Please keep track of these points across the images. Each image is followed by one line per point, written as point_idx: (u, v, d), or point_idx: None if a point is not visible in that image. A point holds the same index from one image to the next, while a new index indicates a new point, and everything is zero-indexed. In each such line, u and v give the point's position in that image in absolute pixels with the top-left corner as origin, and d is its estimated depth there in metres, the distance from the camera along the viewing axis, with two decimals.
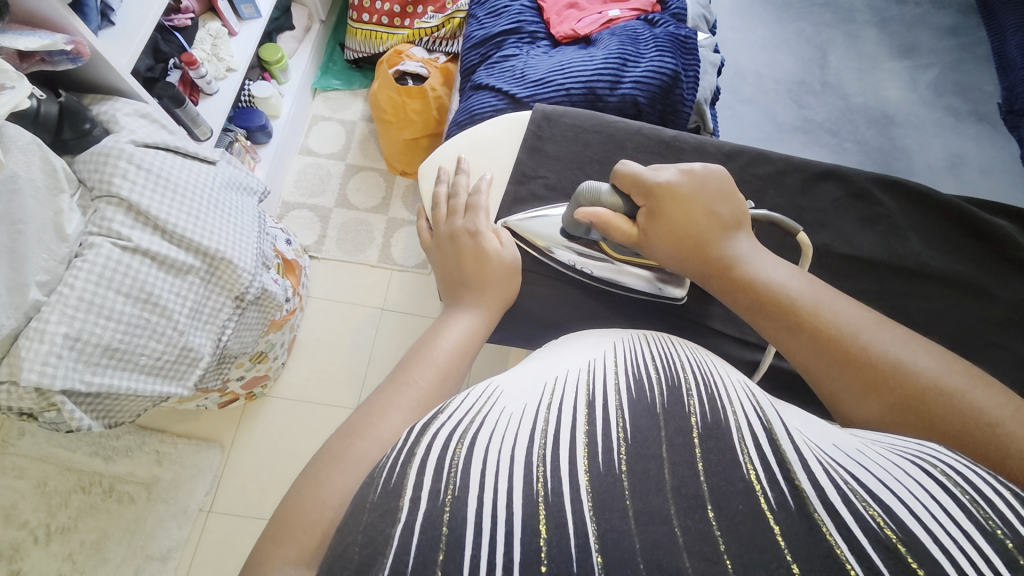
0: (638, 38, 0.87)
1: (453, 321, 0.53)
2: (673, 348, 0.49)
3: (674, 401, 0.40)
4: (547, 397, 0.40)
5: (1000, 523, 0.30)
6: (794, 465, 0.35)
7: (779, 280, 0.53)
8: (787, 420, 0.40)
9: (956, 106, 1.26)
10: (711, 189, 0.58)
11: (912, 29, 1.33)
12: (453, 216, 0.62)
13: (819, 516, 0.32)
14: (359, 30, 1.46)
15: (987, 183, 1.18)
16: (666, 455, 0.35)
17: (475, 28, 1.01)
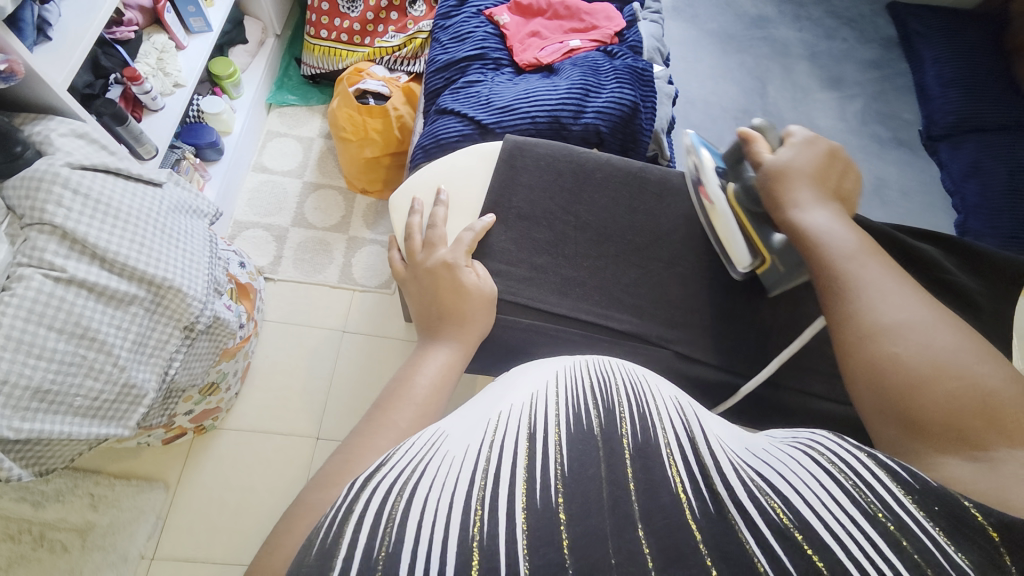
0: (599, 69, 0.90)
1: (429, 355, 0.52)
2: (608, 370, 0.49)
3: (609, 424, 0.40)
4: (490, 434, 0.38)
5: (882, 508, 0.33)
6: (710, 469, 0.36)
7: (821, 222, 0.54)
8: (710, 431, 0.42)
9: (879, 133, 1.38)
10: (843, 164, 0.60)
11: (839, 63, 1.45)
12: (432, 247, 0.62)
13: (731, 517, 0.33)
14: (316, 45, 1.43)
15: (907, 205, 1.30)
16: (604, 478, 0.35)
17: (439, 52, 1.02)
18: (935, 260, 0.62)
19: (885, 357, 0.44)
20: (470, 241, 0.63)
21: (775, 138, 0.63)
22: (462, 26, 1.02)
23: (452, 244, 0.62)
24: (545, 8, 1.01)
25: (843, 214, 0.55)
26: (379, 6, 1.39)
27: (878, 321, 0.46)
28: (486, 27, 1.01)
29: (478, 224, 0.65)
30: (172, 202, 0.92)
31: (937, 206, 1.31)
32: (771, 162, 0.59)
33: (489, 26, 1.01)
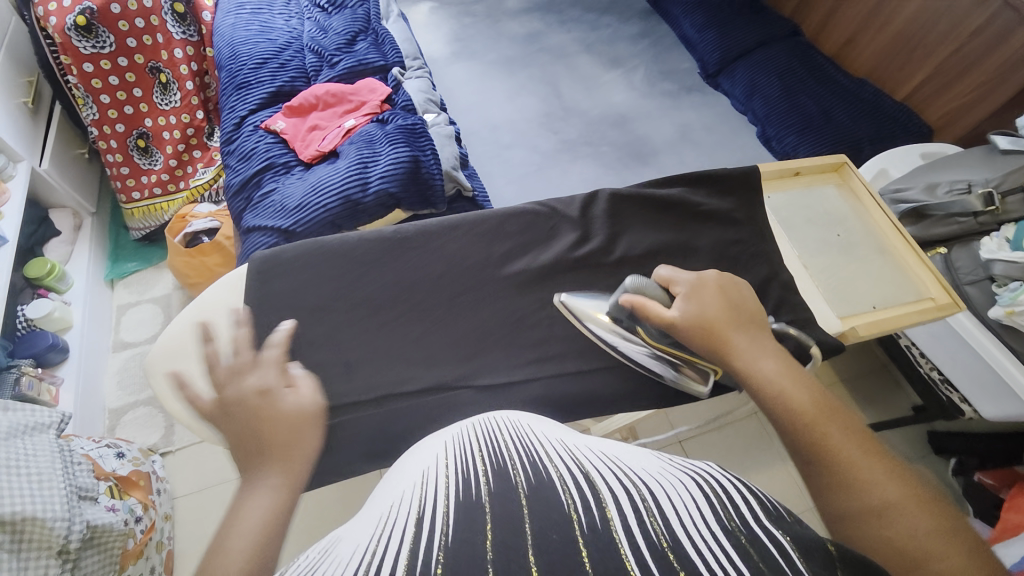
0: (374, 139, 0.94)
1: (250, 500, 0.40)
2: (499, 429, 0.48)
3: (502, 480, 0.39)
4: (380, 527, 0.35)
5: (742, 523, 0.33)
6: (605, 496, 0.36)
7: (771, 375, 0.46)
8: (603, 463, 0.42)
9: (668, 89, 1.54)
10: (738, 286, 0.55)
11: (612, 45, 1.62)
12: (237, 372, 0.48)
13: (613, 529, 0.33)
14: (134, 208, 1.37)
15: (714, 137, 1.44)
16: (489, 533, 0.33)
17: (233, 176, 1.03)
18: (684, 197, 0.70)
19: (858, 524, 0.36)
20: (277, 359, 0.50)
21: (655, 292, 0.54)
22: (245, 145, 1.04)
23: (255, 365, 0.49)
24: (314, 102, 1.05)
25: (782, 356, 0.49)
26: (178, 150, 1.33)
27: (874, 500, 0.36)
28: (266, 139, 1.03)
29: (275, 336, 0.52)
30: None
31: (739, 129, 1.46)
32: (682, 319, 0.51)
33: (269, 137, 1.04)
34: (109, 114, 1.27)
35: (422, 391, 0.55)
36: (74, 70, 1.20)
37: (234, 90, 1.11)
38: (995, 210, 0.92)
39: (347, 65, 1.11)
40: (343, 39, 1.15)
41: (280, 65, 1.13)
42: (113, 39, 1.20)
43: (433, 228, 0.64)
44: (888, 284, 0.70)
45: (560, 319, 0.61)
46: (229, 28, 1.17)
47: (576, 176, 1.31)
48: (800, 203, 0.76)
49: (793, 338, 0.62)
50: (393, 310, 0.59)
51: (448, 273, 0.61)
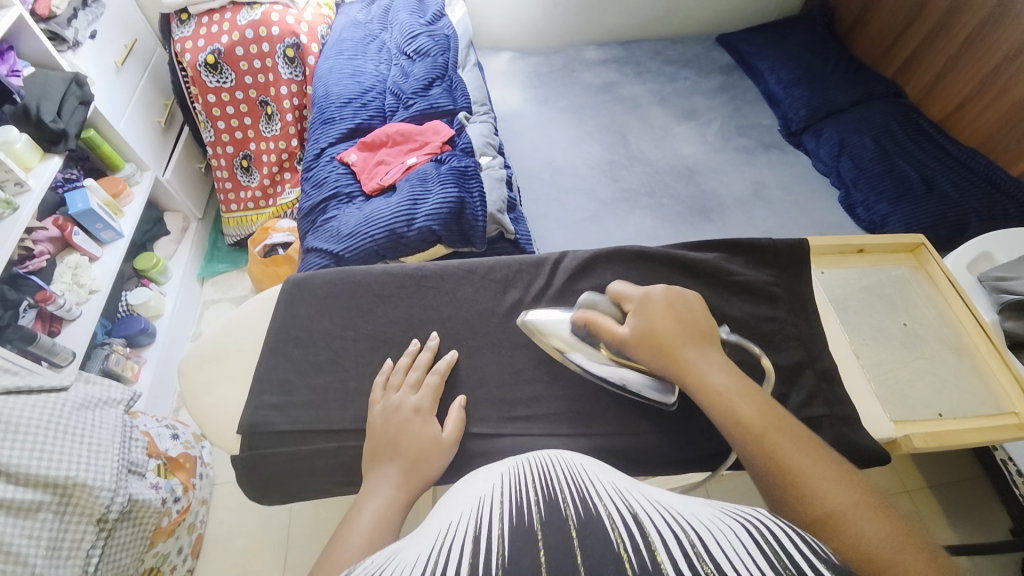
0: (427, 177, 1.00)
1: (369, 496, 0.49)
2: (551, 467, 0.48)
3: (554, 509, 0.38)
4: (439, 541, 0.36)
5: (797, 572, 0.31)
6: (654, 537, 0.34)
7: (722, 389, 0.50)
8: (651, 506, 0.40)
9: (743, 144, 1.48)
10: (688, 300, 0.56)
11: (688, 98, 1.60)
12: (387, 389, 0.56)
13: (665, 567, 0.31)
14: (232, 218, 1.57)
15: (789, 197, 1.35)
16: (545, 559, 0.32)
17: (306, 200, 1.14)
18: (720, 265, 0.66)
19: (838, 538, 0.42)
20: (436, 383, 0.56)
21: (604, 305, 0.58)
22: (320, 173, 1.15)
23: (413, 384, 0.56)
24: (385, 139, 1.15)
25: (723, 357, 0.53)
26: (271, 171, 1.50)
27: (825, 507, 0.44)
28: (338, 170, 1.13)
29: (441, 362, 0.58)
30: (71, 399, 0.95)
31: (819, 191, 1.36)
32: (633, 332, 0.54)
33: (340, 168, 1.14)
34: (223, 137, 1.47)
35: None
36: (200, 99, 1.42)
37: (320, 125, 1.24)
38: None
39: (420, 107, 1.20)
40: (421, 83, 1.25)
41: (362, 104, 1.25)
42: (233, 76, 1.39)
43: (452, 271, 0.66)
44: (957, 390, 0.60)
45: (560, 376, 0.61)
46: (326, 71, 1.32)
47: (630, 226, 1.29)
48: (859, 282, 0.68)
49: (823, 436, 0.55)
50: (394, 348, 0.60)
51: (456, 315, 0.63)
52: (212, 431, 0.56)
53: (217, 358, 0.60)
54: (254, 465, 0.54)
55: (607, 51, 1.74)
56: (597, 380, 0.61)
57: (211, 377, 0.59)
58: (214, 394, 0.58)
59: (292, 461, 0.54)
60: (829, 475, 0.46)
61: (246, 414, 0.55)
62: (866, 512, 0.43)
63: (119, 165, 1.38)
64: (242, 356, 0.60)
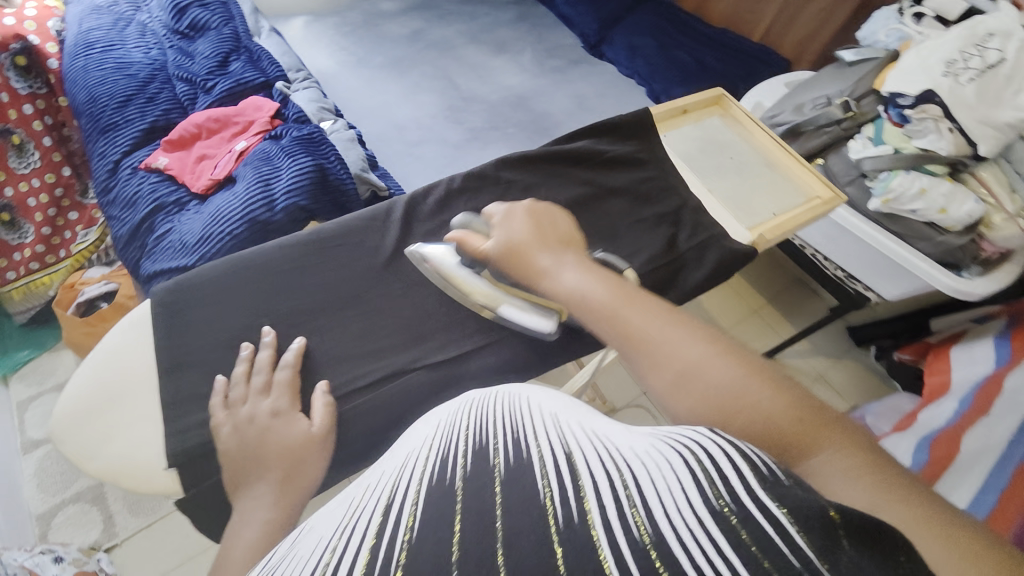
0: (270, 156, 0.89)
1: (248, 512, 0.42)
2: (492, 403, 0.41)
3: (480, 460, 0.33)
4: (348, 517, 0.31)
5: (733, 506, 0.27)
6: (584, 480, 0.30)
7: (569, 281, 0.48)
8: (590, 435, 0.36)
9: (557, 64, 1.60)
10: (552, 213, 0.56)
11: (496, 32, 1.65)
12: (231, 407, 0.48)
13: (594, 524, 0.27)
14: (13, 290, 1.19)
15: (609, 101, 1.51)
16: (456, 523, 0.27)
17: (119, 226, 0.93)
18: (591, 147, 0.73)
19: (712, 402, 0.38)
20: (288, 377, 0.50)
21: (482, 225, 0.57)
22: (125, 190, 0.94)
23: (262, 389, 0.49)
24: (197, 131, 0.98)
25: (586, 264, 0.50)
26: (49, 215, 1.18)
27: (685, 358, 0.40)
28: (149, 179, 0.94)
29: (287, 354, 0.52)
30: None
31: (631, 90, 1.54)
32: (493, 248, 0.53)
33: (152, 177, 0.94)
34: None
35: (373, 385, 0.54)
36: None
37: (98, 135, 1.00)
38: (854, 115, 1.04)
39: (225, 87, 1.04)
40: (215, 62, 1.08)
41: (148, 99, 1.04)
42: None
43: (351, 225, 0.61)
44: (781, 192, 0.77)
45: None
46: (78, 72, 1.05)
47: (488, 161, 1.32)
48: (690, 136, 0.82)
49: (713, 253, 0.66)
50: (328, 315, 0.56)
51: (376, 262, 0.60)
52: (137, 479, 0.47)
53: (100, 400, 0.49)
54: (196, 504, 0.47)
55: (403, 1, 1.69)
56: None
57: (105, 421, 0.48)
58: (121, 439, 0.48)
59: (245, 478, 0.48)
60: (721, 361, 0.40)
61: (170, 446, 0.48)
62: (727, 359, 0.40)
63: None
64: (123, 394, 0.50)
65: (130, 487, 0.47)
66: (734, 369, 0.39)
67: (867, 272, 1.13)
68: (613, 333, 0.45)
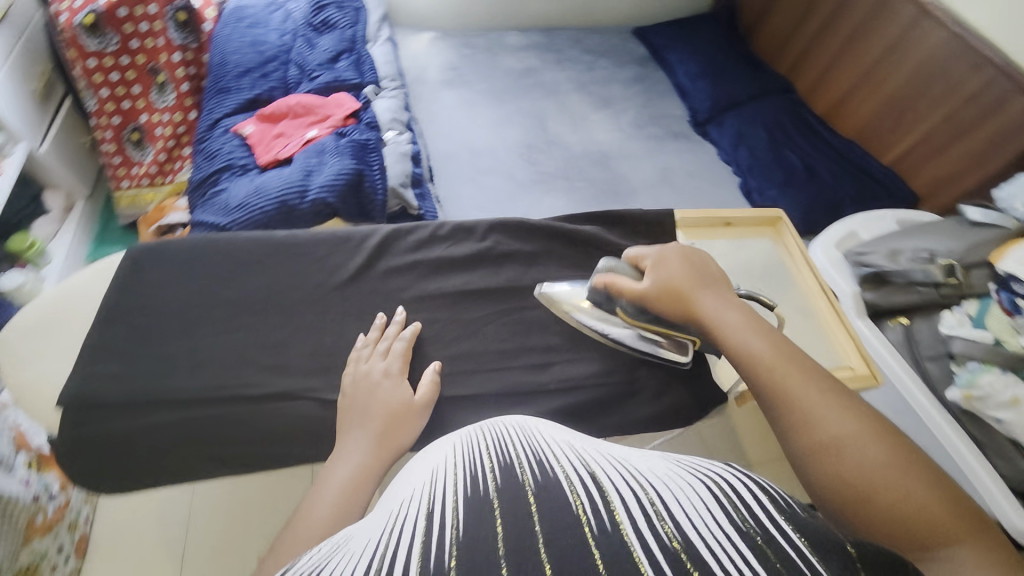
0: (325, 150, 0.96)
1: (343, 457, 0.49)
2: (504, 429, 0.45)
3: (508, 477, 0.35)
4: (391, 521, 0.33)
5: (757, 527, 0.31)
6: (613, 497, 0.33)
7: (736, 324, 0.54)
8: (613, 460, 0.39)
9: (655, 132, 1.54)
10: (703, 256, 0.60)
11: (605, 87, 1.64)
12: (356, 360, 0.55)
13: (627, 535, 0.30)
14: (122, 196, 1.40)
15: (695, 183, 1.42)
16: (499, 526, 0.30)
17: (196, 172, 1.06)
18: (594, 235, 0.69)
19: (843, 473, 0.45)
20: (403, 349, 0.56)
21: (626, 267, 0.61)
22: (212, 145, 1.07)
23: (383, 352, 0.56)
24: (285, 112, 1.08)
25: (746, 309, 0.56)
26: (167, 146, 1.37)
27: (826, 434, 0.47)
28: (232, 141, 1.06)
29: (406, 330, 0.58)
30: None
31: (723, 177, 1.44)
32: (653, 287, 0.57)
33: (235, 140, 1.06)
34: (107, 106, 1.31)
35: (261, 400, 0.53)
36: (78, 64, 1.24)
37: (214, 95, 1.15)
38: (958, 284, 0.88)
39: (325, 80, 1.15)
40: (327, 56, 1.20)
41: (262, 74, 1.18)
42: (117, 39, 1.24)
43: (323, 239, 0.64)
44: (801, 348, 0.69)
45: (426, 341, 0.60)
46: (223, 39, 1.20)
47: (545, 207, 1.30)
48: (721, 254, 0.75)
49: (677, 394, 0.63)
50: (273, 314, 0.58)
51: (329, 281, 0.61)
52: (39, 402, 0.51)
53: (39, 327, 0.55)
54: (74, 442, 0.50)
55: (528, 38, 1.75)
56: (469, 344, 0.61)
57: (41, 343, 0.55)
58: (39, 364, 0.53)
59: (125, 434, 0.51)
60: (860, 432, 0.46)
61: (72, 384, 0.51)
62: (865, 432, 0.46)
63: None
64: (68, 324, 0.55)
65: (24, 409, 0.52)
66: (878, 443, 0.46)
67: None
68: (770, 393, 0.51)
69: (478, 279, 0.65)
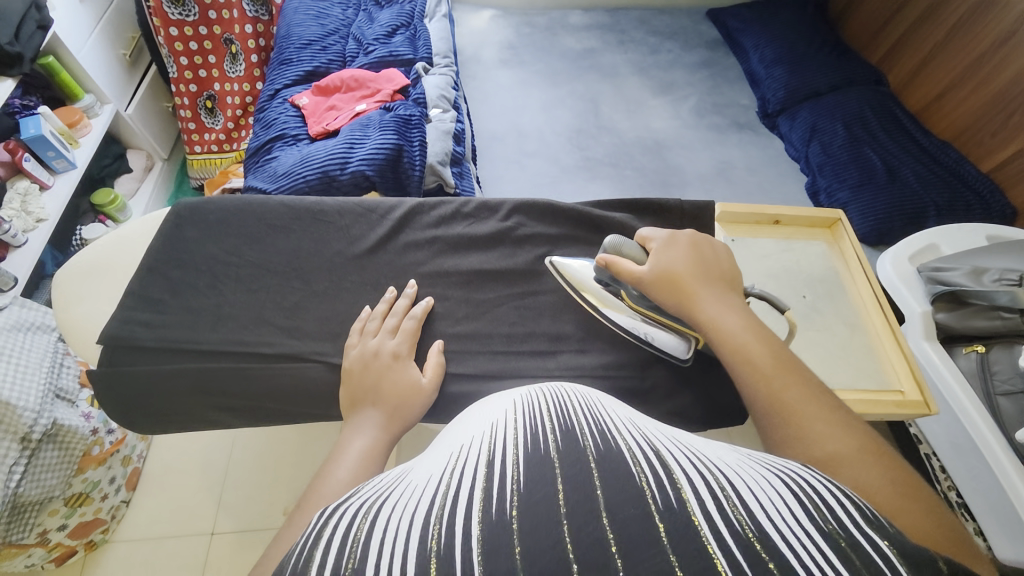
0: (370, 123, 0.98)
1: (351, 436, 0.47)
2: (565, 394, 0.43)
3: (569, 441, 0.34)
4: (452, 463, 0.34)
5: (838, 525, 0.28)
6: (679, 476, 0.31)
7: (735, 329, 0.49)
8: (680, 440, 0.36)
9: (718, 122, 1.44)
10: (712, 246, 0.57)
11: (668, 71, 1.55)
12: (364, 334, 0.56)
13: (695, 514, 0.28)
14: (195, 160, 1.50)
15: (756, 179, 1.32)
16: (560, 486, 0.30)
17: (254, 140, 1.11)
18: (624, 223, 0.66)
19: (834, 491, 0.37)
20: (412, 328, 0.56)
21: (636, 250, 0.58)
22: (270, 114, 1.12)
23: (391, 330, 0.56)
24: (339, 85, 1.11)
25: (748, 311, 0.51)
26: (235, 114, 1.46)
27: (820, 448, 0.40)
28: (288, 112, 1.11)
29: (417, 307, 0.58)
30: (15, 302, 0.98)
31: (788, 176, 1.33)
32: (654, 272, 0.54)
33: (291, 111, 1.11)
34: (185, 74, 1.41)
35: (274, 358, 0.56)
36: (161, 32, 1.34)
37: (277, 66, 1.20)
38: None
39: (379, 54, 1.17)
40: (384, 30, 1.22)
41: (322, 47, 1.21)
42: (197, 9, 1.33)
43: (351, 208, 0.65)
44: (846, 365, 0.63)
45: (436, 318, 0.60)
46: (290, 12, 1.25)
47: (589, 195, 1.26)
48: (767, 255, 0.69)
49: (691, 394, 0.60)
50: (290, 280, 0.60)
51: (349, 251, 0.62)
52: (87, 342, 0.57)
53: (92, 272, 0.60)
54: (109, 380, 0.54)
55: (591, 17, 1.68)
56: (477, 324, 0.61)
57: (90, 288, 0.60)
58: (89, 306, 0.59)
59: (151, 377, 0.54)
60: (860, 457, 0.39)
61: (111, 326, 0.55)
62: (867, 457, 0.39)
63: (78, 94, 1.32)
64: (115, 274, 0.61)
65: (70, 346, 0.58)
66: (880, 472, 0.38)
67: None
68: (768, 406, 0.45)
69: (494, 261, 0.64)
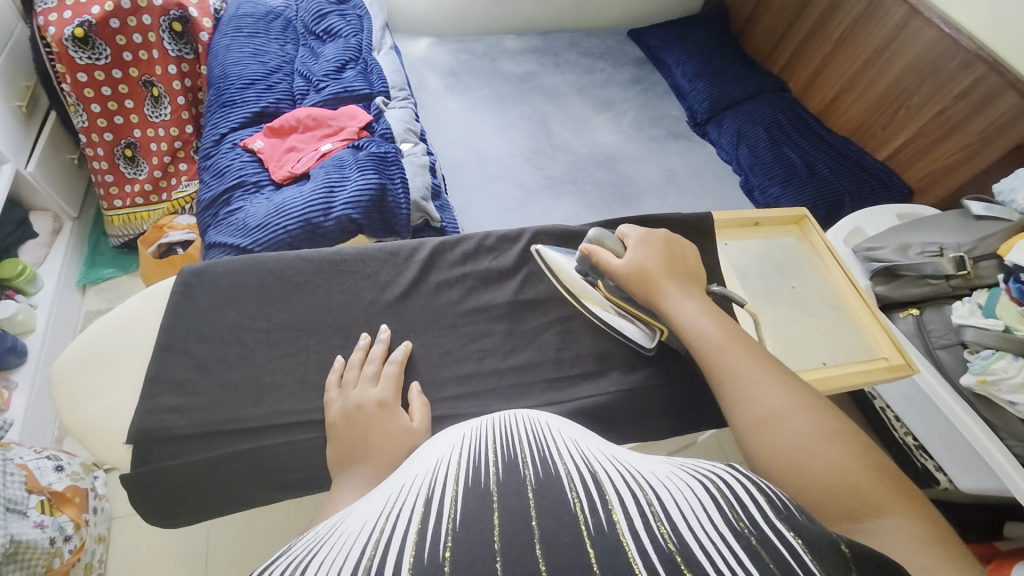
0: (344, 164, 0.94)
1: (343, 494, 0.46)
2: (512, 423, 0.45)
3: (511, 473, 0.35)
4: (389, 506, 0.34)
5: (752, 525, 0.30)
6: (612, 500, 0.32)
7: (693, 315, 0.57)
8: (610, 462, 0.38)
9: (656, 133, 1.56)
10: (684, 246, 0.64)
11: (605, 89, 1.65)
12: (344, 387, 0.58)
13: (623, 532, 0.29)
14: (115, 216, 1.34)
15: (698, 183, 1.45)
16: (495, 522, 0.30)
17: (205, 191, 1.02)
18: None
19: (771, 444, 0.45)
20: (394, 372, 0.60)
21: (614, 245, 0.64)
22: (220, 161, 1.03)
23: (372, 376, 0.59)
24: (295, 125, 1.06)
25: (704, 300, 0.59)
26: (163, 162, 1.32)
27: (763, 408, 0.47)
28: (241, 157, 1.03)
29: (398, 352, 0.62)
30: None
31: (725, 177, 1.47)
32: (627, 268, 0.61)
33: (245, 156, 1.03)
34: (97, 122, 1.25)
35: None
36: (66, 79, 1.19)
37: (218, 108, 1.11)
38: (967, 275, 0.92)
39: (333, 91, 1.13)
40: (333, 66, 1.18)
41: (267, 86, 1.14)
42: (109, 52, 1.20)
43: (372, 255, 0.71)
44: (838, 342, 0.71)
45: (489, 353, 0.67)
46: (221, 50, 1.17)
47: (558, 213, 1.30)
48: (757, 253, 0.78)
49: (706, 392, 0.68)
50: (347, 346, 0.64)
51: (382, 298, 0.67)
52: (99, 440, 0.57)
53: (96, 367, 0.60)
54: (147, 479, 0.55)
55: (525, 42, 1.76)
56: (525, 355, 0.68)
57: (97, 383, 0.60)
58: (98, 402, 0.59)
59: (191, 467, 0.56)
60: (800, 412, 0.46)
61: (137, 420, 0.56)
62: (804, 411, 0.46)
63: None
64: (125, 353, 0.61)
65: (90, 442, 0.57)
66: (816, 422, 0.45)
67: (946, 451, 0.95)
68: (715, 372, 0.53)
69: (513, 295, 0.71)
